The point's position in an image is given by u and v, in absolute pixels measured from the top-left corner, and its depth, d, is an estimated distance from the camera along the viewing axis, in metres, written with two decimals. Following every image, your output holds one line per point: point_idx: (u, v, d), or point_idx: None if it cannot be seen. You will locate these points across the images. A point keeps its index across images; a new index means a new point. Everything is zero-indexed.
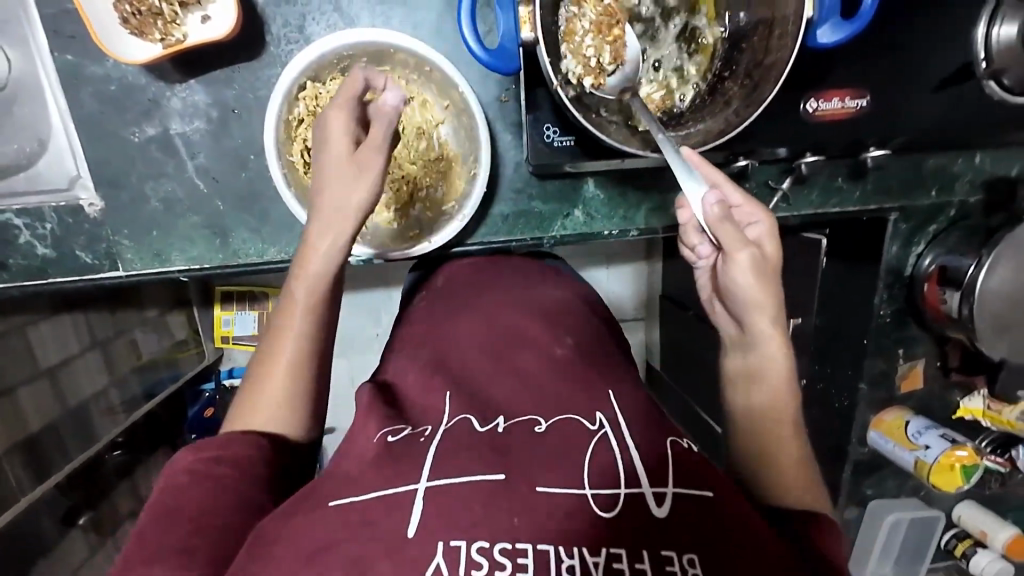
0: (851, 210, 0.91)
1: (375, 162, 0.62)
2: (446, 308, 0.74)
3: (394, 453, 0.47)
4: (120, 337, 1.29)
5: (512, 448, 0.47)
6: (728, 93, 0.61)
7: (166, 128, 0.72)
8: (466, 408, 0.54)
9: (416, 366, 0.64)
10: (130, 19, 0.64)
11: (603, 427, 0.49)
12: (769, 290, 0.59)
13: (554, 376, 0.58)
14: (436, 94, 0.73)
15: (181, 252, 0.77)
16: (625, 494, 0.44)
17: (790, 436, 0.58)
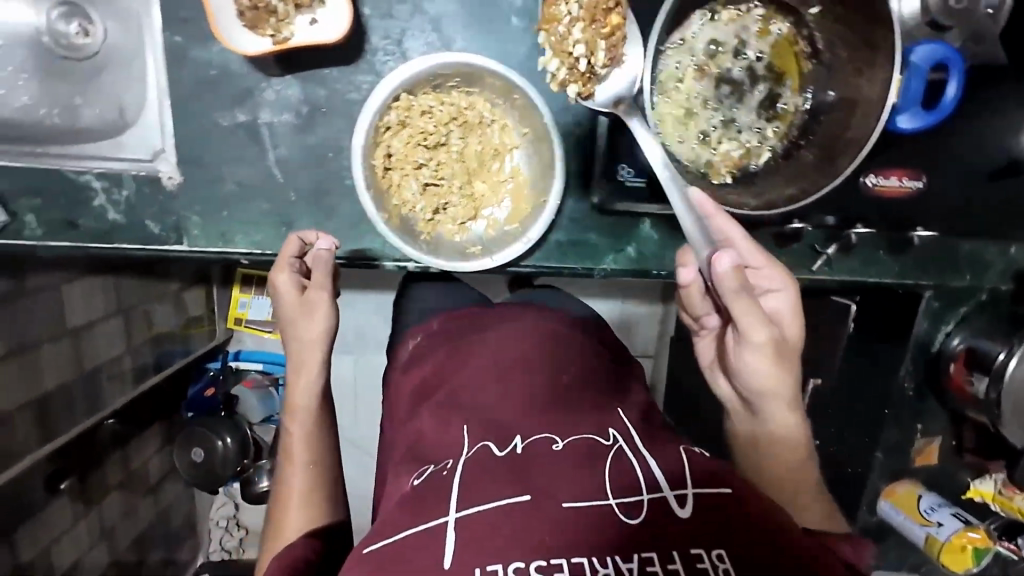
0: (888, 281, 0.93)
1: (324, 298, 0.73)
2: (446, 346, 0.77)
3: (423, 491, 0.52)
4: (140, 306, 1.32)
5: (529, 468, 0.50)
6: (801, 160, 0.64)
7: (255, 116, 0.74)
8: (486, 435, 0.57)
9: (432, 398, 0.68)
10: (247, 14, 0.67)
11: (616, 441, 0.54)
12: (782, 373, 0.63)
13: (547, 398, 0.62)
14: (517, 121, 0.76)
15: (245, 235, 0.78)
16: (648, 499, 0.47)
17: (804, 463, 0.66)
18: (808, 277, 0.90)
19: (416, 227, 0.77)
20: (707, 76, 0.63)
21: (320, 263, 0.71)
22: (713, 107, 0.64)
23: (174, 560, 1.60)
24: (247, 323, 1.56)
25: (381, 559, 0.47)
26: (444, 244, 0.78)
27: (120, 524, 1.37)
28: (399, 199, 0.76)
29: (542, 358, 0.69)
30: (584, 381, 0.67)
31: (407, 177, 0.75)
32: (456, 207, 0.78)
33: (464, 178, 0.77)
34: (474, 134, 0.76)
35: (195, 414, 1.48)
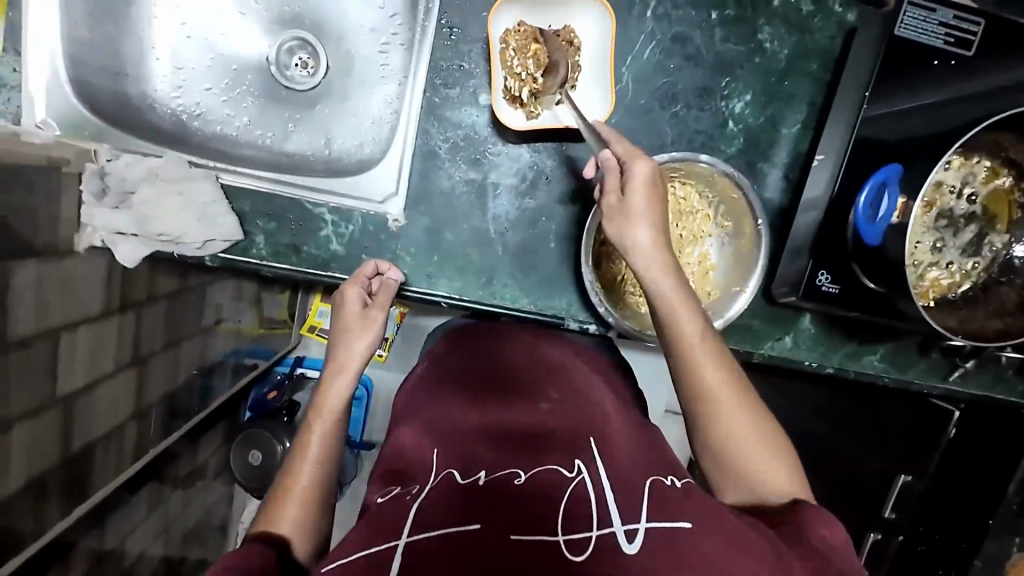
0: (1014, 400, 0.99)
1: (380, 317, 0.73)
2: (436, 370, 0.78)
3: (382, 514, 0.51)
4: (250, 305, 1.35)
5: (488, 499, 0.49)
6: (1003, 297, 0.71)
7: (485, 175, 0.80)
8: (451, 462, 0.57)
9: (416, 420, 0.67)
10: (512, 89, 0.73)
11: (580, 473, 0.52)
12: (654, 239, 0.60)
13: (503, 428, 0.61)
14: (721, 214, 0.83)
15: (447, 280, 0.83)
16: (595, 535, 0.45)
17: (721, 387, 0.61)
18: (944, 386, 0.97)
19: (615, 296, 0.82)
20: (929, 212, 0.70)
21: (389, 290, 0.75)
22: (931, 236, 0.71)
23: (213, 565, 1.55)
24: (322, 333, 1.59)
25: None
26: (637, 315, 0.82)
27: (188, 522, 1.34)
28: (606, 269, 0.81)
29: (533, 389, 0.68)
30: (564, 404, 0.65)
31: (617, 251, 0.81)
32: None
33: None
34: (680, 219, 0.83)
35: (253, 415, 1.42)
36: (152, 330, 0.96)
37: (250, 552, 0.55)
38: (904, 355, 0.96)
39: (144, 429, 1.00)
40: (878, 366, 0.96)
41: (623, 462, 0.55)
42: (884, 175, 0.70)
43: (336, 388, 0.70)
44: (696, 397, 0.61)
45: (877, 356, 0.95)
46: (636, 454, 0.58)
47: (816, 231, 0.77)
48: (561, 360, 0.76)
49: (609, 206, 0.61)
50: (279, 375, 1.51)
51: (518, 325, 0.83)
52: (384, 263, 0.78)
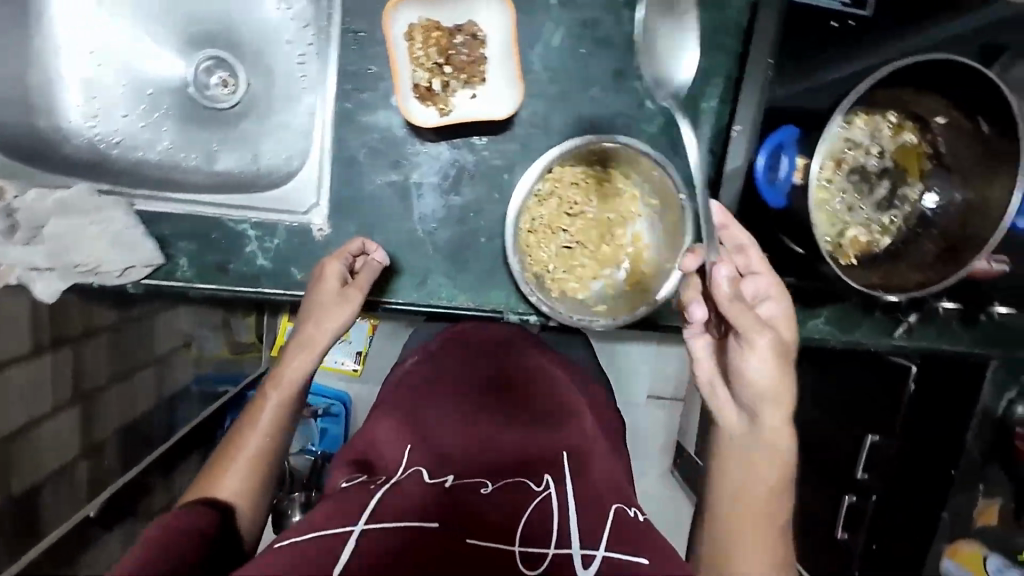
0: (961, 350, 1.01)
1: (357, 297, 0.71)
2: (425, 366, 0.75)
3: (345, 498, 0.49)
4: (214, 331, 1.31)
5: (453, 505, 0.49)
6: (924, 249, 0.71)
7: (407, 177, 0.80)
8: (423, 462, 0.57)
9: (392, 416, 0.65)
10: (422, 86, 0.73)
11: (547, 488, 0.52)
12: (783, 379, 0.56)
13: (492, 435, 0.61)
14: (648, 192, 0.83)
15: (377, 285, 0.83)
16: (552, 555, 0.45)
17: (779, 490, 0.59)
18: (888, 342, 0.99)
19: (548, 285, 0.82)
20: (839, 171, 0.71)
21: (371, 270, 0.74)
22: (846, 195, 0.72)
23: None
24: None
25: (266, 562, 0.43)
26: (573, 302, 0.82)
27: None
28: (536, 260, 0.81)
29: (522, 398, 0.67)
30: (545, 415, 0.64)
31: (546, 240, 0.81)
32: (585, 267, 0.83)
33: (593, 242, 0.83)
34: (606, 202, 0.82)
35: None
36: (94, 365, 0.94)
37: (191, 514, 0.58)
38: (849, 317, 0.97)
39: (99, 464, 0.95)
40: (823, 330, 0.96)
41: (592, 480, 0.55)
42: (780, 138, 0.74)
43: (302, 366, 0.69)
44: (739, 488, 0.60)
45: (821, 320, 0.96)
46: (609, 473, 0.57)
47: (734, 201, 0.79)
48: (548, 369, 0.74)
49: (748, 328, 0.53)
50: None
51: (507, 326, 0.82)
52: (370, 240, 0.78)
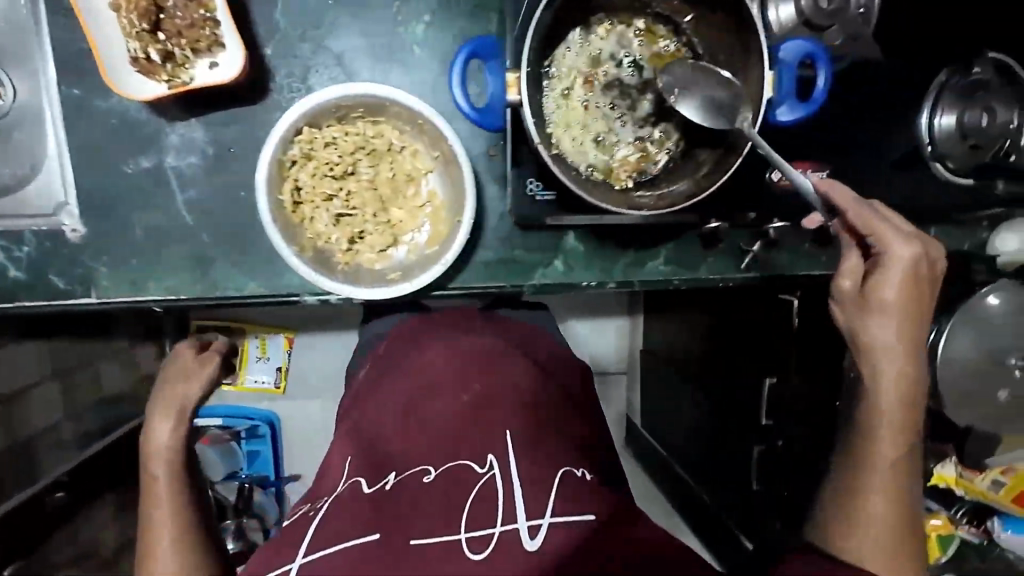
0: (819, 273, 0.93)
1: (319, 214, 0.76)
2: (377, 370, 0.82)
3: (362, 502, 0.60)
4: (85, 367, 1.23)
5: (390, 507, 0.59)
6: (699, 159, 0.66)
7: (160, 160, 0.74)
8: (362, 470, 0.66)
9: (345, 431, 0.74)
10: (140, 59, 0.67)
11: (490, 469, 0.61)
12: (887, 318, 0.67)
13: (437, 427, 0.68)
14: (427, 145, 0.77)
15: (158, 281, 0.76)
16: (500, 532, 0.55)
17: (896, 453, 0.68)
18: (737, 276, 0.91)
19: (335, 259, 0.76)
20: (594, 86, 0.65)
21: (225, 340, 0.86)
22: (608, 111, 0.65)
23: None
24: None
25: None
26: (366, 274, 0.77)
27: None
28: (313, 232, 0.75)
29: (456, 384, 0.72)
30: (481, 398, 0.70)
31: (320, 209, 0.75)
32: (373, 234, 0.78)
33: (376, 206, 0.77)
34: (383, 161, 0.77)
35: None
36: None
37: None
38: (689, 252, 0.90)
39: None
40: (664, 270, 0.90)
41: (534, 456, 0.63)
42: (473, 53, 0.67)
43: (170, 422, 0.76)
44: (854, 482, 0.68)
45: (661, 260, 0.90)
46: (516, 442, 0.64)
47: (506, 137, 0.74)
48: (487, 346, 0.78)
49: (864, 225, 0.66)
50: None
51: (437, 333, 0.82)
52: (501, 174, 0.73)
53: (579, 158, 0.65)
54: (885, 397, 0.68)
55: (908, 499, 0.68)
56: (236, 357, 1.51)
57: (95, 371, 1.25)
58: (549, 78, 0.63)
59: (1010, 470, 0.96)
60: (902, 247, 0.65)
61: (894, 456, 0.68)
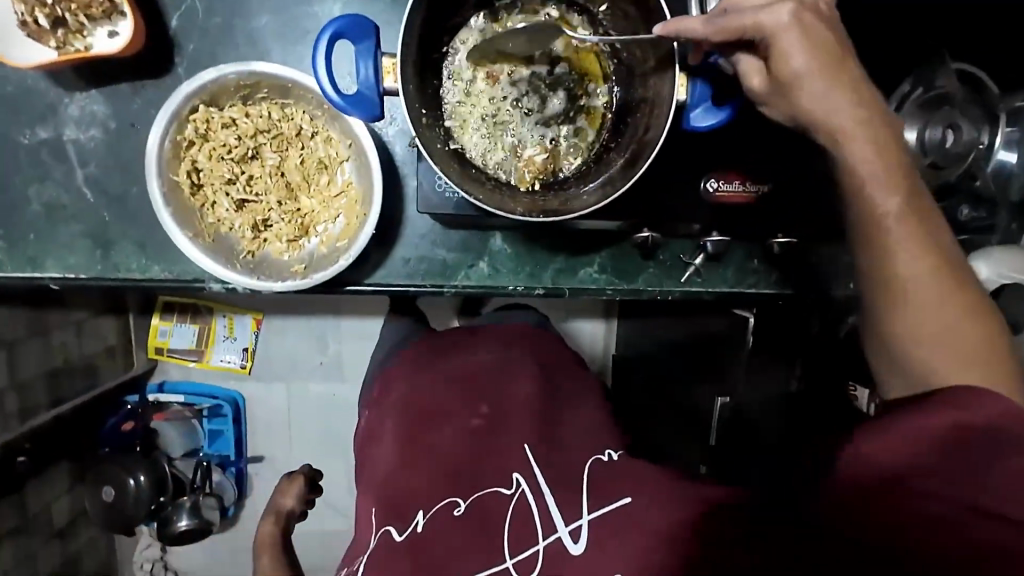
0: (768, 291, 0.88)
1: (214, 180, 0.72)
2: (376, 411, 0.78)
3: (396, 557, 0.58)
4: (36, 339, 1.17)
5: (428, 551, 0.56)
6: (611, 163, 0.61)
7: (59, 133, 0.71)
8: (388, 517, 0.62)
9: (366, 484, 0.71)
10: (28, 23, 0.64)
11: (518, 487, 0.57)
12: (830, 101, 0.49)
13: (451, 458, 0.63)
14: (340, 132, 0.72)
15: (56, 260, 0.73)
16: (544, 549, 0.52)
17: (912, 261, 0.49)
18: (677, 289, 0.85)
19: (237, 247, 0.73)
20: (501, 80, 0.63)
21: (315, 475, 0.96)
22: (510, 108, 0.63)
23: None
24: (170, 352, 1.45)
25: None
26: (268, 264, 0.73)
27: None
28: (214, 217, 0.72)
29: (459, 406, 0.68)
30: (495, 412, 0.66)
31: (220, 193, 0.72)
32: (279, 223, 0.74)
33: (283, 193, 0.74)
34: (293, 146, 0.73)
35: (111, 450, 1.35)
36: None
37: None
38: (625, 262, 0.84)
39: None
40: (597, 279, 0.84)
41: (559, 461, 0.59)
42: (346, 31, 0.58)
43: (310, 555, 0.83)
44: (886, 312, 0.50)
45: (595, 267, 0.84)
46: (548, 448, 0.61)
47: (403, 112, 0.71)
48: (489, 358, 0.75)
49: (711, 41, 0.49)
50: (126, 404, 1.40)
51: (456, 336, 0.83)
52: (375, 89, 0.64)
53: (477, 155, 0.63)
54: (865, 170, 0.50)
55: (967, 272, 0.50)
56: (202, 335, 1.44)
57: (49, 341, 1.20)
58: (447, 72, 0.62)
59: None
60: (771, 14, 0.47)
61: (917, 247, 0.49)
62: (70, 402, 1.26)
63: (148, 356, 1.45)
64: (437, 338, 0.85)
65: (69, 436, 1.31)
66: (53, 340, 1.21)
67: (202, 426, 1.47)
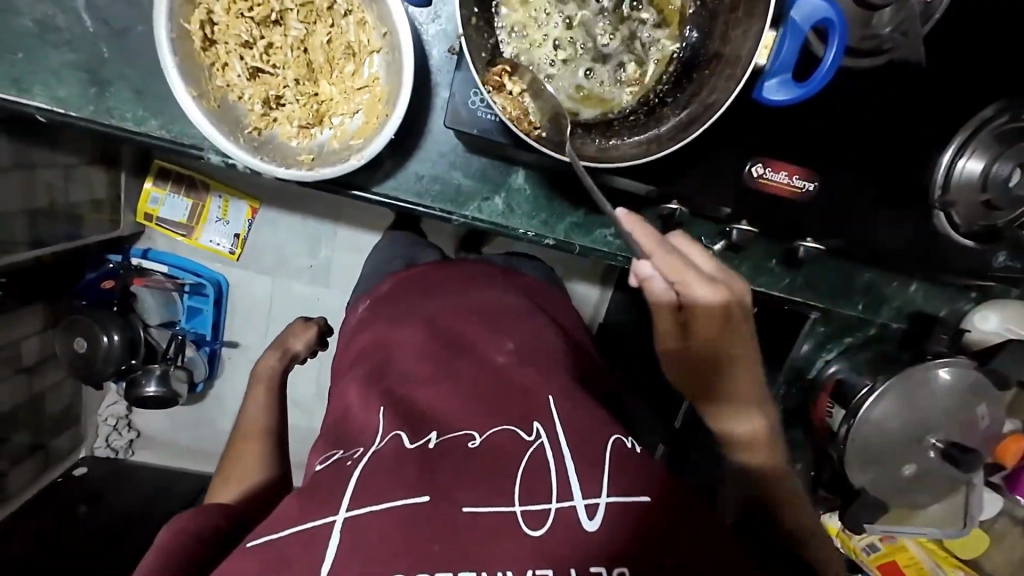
0: (775, 295, 0.85)
1: (225, 35, 0.65)
2: (389, 312, 0.78)
3: (405, 460, 0.56)
4: (20, 170, 1.10)
5: (437, 467, 0.54)
6: (663, 120, 0.56)
7: None
8: (399, 424, 0.61)
9: (363, 376, 0.71)
10: None
11: (540, 438, 0.57)
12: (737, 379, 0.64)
13: (470, 385, 0.64)
14: (376, 17, 0.64)
15: (44, 88, 0.67)
16: (555, 511, 0.51)
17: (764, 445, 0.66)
18: None
19: (244, 120, 0.67)
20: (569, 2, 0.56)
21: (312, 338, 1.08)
22: (566, 31, 0.56)
23: (51, 449, 1.43)
24: (159, 221, 1.41)
25: (262, 553, 0.52)
26: (274, 146, 0.68)
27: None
28: (223, 80, 0.66)
29: (485, 337, 0.70)
30: (521, 358, 0.67)
31: (233, 55, 0.66)
32: (292, 103, 0.68)
33: (303, 72, 0.67)
34: (321, 22, 0.66)
35: (88, 303, 1.35)
36: None
37: (202, 513, 0.66)
38: None
39: None
40: (611, 242, 0.80)
41: (584, 425, 0.58)
42: None
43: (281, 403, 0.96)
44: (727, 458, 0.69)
45: (612, 230, 0.80)
46: (577, 408, 0.60)
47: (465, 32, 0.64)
48: (518, 303, 0.78)
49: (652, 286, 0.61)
50: (108, 263, 1.38)
51: (476, 269, 0.84)
52: None
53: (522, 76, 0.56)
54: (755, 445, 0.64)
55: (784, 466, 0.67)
56: (194, 211, 1.39)
57: (35, 178, 1.13)
58: None
59: (890, 539, 1.01)
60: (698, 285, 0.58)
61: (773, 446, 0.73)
62: (52, 246, 1.22)
63: (135, 220, 1.42)
64: (464, 266, 0.85)
65: (42, 280, 1.29)
66: (38, 179, 1.14)
67: (181, 301, 1.45)
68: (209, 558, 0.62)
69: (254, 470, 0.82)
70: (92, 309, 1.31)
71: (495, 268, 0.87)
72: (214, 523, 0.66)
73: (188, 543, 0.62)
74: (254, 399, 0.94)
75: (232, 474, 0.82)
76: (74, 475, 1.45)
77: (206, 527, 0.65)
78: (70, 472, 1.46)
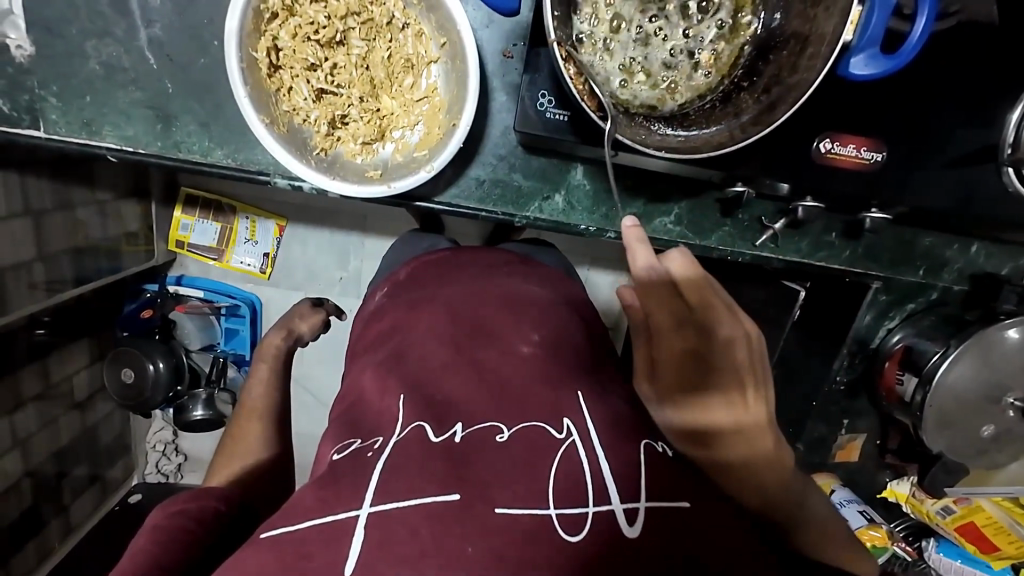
0: (835, 267, 0.85)
1: (294, 63, 0.66)
2: (405, 303, 0.77)
3: (433, 455, 0.54)
4: (60, 211, 1.11)
5: (467, 464, 0.53)
6: (741, 104, 0.57)
7: None
8: (422, 415, 0.60)
9: (374, 367, 0.71)
10: None
11: (570, 434, 0.56)
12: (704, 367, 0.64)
13: (507, 386, 0.62)
14: (434, 28, 0.65)
15: (113, 128, 0.68)
16: (591, 514, 0.50)
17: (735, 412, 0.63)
18: (749, 253, 0.81)
19: (309, 141, 0.68)
20: None
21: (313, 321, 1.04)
22: (639, 25, 0.56)
23: (108, 480, 1.44)
24: (190, 247, 1.38)
25: (282, 543, 0.49)
26: (341, 165, 0.68)
27: (38, 435, 1.19)
28: (289, 105, 0.66)
29: (510, 330, 0.70)
30: (548, 350, 0.68)
31: (300, 78, 0.66)
32: (357, 121, 0.68)
33: (366, 89, 0.68)
34: (381, 37, 0.67)
35: (130, 335, 1.33)
36: None
37: (197, 499, 0.68)
38: (704, 216, 0.80)
39: None
40: (672, 230, 0.80)
41: (609, 429, 0.58)
42: None
43: (283, 382, 0.97)
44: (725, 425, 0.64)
45: (671, 218, 0.80)
46: (614, 418, 0.60)
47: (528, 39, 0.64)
48: (541, 297, 0.78)
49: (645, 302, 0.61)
50: (146, 293, 1.36)
51: (495, 260, 0.85)
52: None
53: (602, 68, 0.56)
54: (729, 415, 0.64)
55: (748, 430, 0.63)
56: (223, 235, 1.36)
57: (75, 216, 1.14)
58: None
59: (965, 500, 1.00)
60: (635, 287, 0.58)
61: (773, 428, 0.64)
62: (92, 283, 1.22)
63: (167, 247, 1.38)
64: (477, 254, 0.85)
65: (85, 317, 1.28)
66: (77, 218, 1.15)
67: (218, 324, 1.42)
68: (206, 540, 0.64)
69: (253, 449, 0.85)
70: (136, 338, 1.31)
71: (518, 255, 0.88)
72: (212, 505, 0.68)
73: (183, 526, 0.63)
74: (259, 371, 0.96)
75: (236, 450, 0.85)
76: (130, 502, 1.41)
77: (204, 510, 0.67)
78: (127, 500, 1.42)
